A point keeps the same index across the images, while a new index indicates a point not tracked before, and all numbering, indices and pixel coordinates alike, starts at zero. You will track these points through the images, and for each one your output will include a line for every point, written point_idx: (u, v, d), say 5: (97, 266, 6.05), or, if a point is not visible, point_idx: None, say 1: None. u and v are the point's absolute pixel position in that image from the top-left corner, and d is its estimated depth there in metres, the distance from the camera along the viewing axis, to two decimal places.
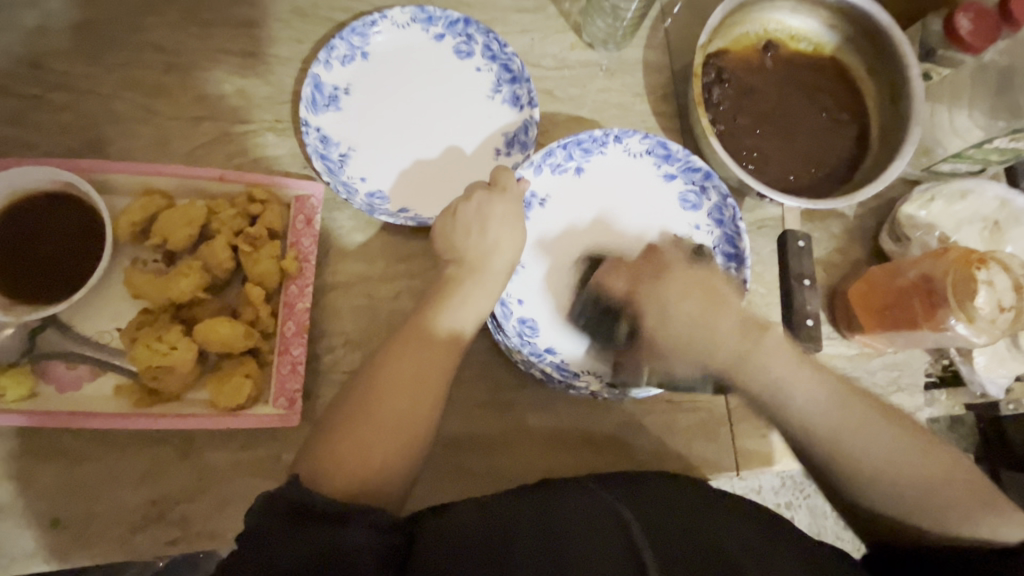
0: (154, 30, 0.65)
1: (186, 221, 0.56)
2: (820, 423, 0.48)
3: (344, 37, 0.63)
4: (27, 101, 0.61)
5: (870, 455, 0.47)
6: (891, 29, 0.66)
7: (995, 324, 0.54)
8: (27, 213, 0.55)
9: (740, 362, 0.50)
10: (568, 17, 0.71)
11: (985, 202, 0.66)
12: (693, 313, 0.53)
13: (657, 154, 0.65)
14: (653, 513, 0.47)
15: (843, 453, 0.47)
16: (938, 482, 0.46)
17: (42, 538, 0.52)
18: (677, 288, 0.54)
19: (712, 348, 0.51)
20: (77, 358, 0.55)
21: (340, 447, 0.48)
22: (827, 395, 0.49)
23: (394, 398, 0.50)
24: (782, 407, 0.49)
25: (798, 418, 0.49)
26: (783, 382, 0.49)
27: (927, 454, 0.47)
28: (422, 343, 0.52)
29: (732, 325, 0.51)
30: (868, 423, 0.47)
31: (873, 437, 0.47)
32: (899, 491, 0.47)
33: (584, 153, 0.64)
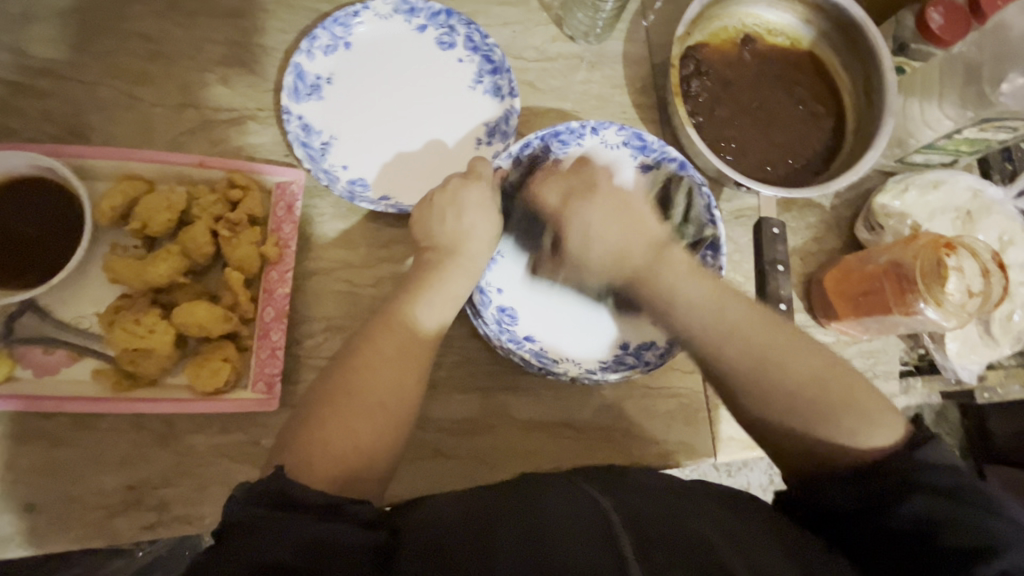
0: (139, 18, 0.65)
1: (166, 205, 0.56)
2: (694, 319, 0.54)
3: (326, 26, 0.64)
4: (10, 87, 0.61)
5: (740, 359, 0.52)
6: (865, 23, 0.68)
7: (964, 309, 0.55)
8: (8, 197, 0.56)
9: (648, 268, 0.57)
10: (550, 10, 0.72)
11: (955, 192, 0.68)
12: (602, 226, 0.60)
13: (634, 145, 0.65)
14: (632, 503, 0.45)
15: (719, 356, 0.53)
16: (809, 383, 0.50)
17: (18, 522, 0.52)
18: (602, 207, 0.61)
19: (623, 247, 0.59)
20: (56, 342, 0.55)
21: (321, 431, 0.48)
22: (706, 292, 0.55)
23: (376, 382, 0.50)
24: (669, 307, 0.55)
25: (687, 320, 0.54)
26: (677, 285, 0.55)
27: (832, 374, 0.50)
28: (402, 328, 0.53)
29: (645, 241, 0.59)
30: (747, 316, 0.53)
31: (744, 318, 0.53)
32: (800, 393, 0.49)
33: (560, 144, 0.64)
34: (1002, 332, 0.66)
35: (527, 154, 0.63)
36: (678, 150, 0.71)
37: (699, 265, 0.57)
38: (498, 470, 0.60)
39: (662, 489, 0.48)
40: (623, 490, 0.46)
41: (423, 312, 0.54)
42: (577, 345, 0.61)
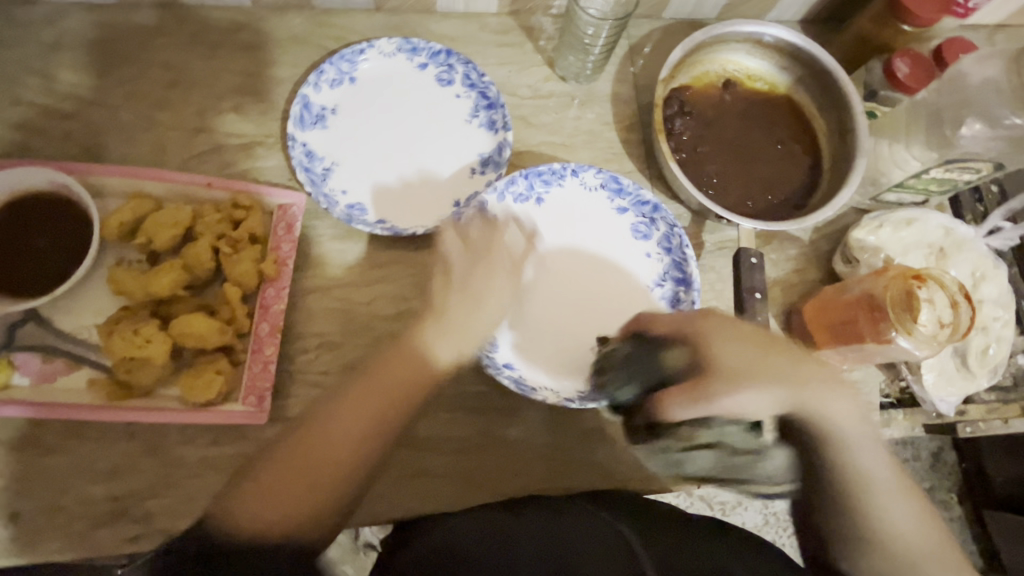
0: (159, 50, 0.70)
1: (172, 222, 0.59)
2: (879, 472, 0.54)
3: (333, 62, 0.69)
4: (35, 111, 0.66)
5: (893, 522, 0.53)
6: (836, 71, 0.72)
7: (934, 339, 0.57)
8: (23, 211, 0.59)
9: (809, 400, 0.54)
10: (544, 52, 0.77)
11: (927, 230, 0.71)
12: (752, 362, 0.53)
13: (611, 188, 0.69)
14: (652, 535, 0.53)
15: (869, 506, 0.54)
16: (935, 551, 0.54)
17: (2, 530, 0.53)
18: (820, 372, 0.55)
19: (843, 423, 0.55)
20: (55, 352, 0.57)
21: (288, 476, 0.49)
22: (883, 457, 0.55)
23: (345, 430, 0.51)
24: (847, 458, 0.54)
25: (858, 467, 0.54)
26: (855, 442, 0.55)
27: (924, 513, 0.55)
28: (385, 372, 0.54)
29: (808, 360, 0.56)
30: (903, 495, 0.54)
31: (912, 501, 0.55)
32: (908, 549, 0.53)
33: (540, 183, 0.68)
34: (978, 364, 0.68)
35: (512, 193, 0.67)
36: (662, 182, 0.74)
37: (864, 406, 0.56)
38: (486, 491, 0.61)
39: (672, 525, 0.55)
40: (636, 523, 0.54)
41: (401, 369, 0.54)
42: (555, 374, 0.63)
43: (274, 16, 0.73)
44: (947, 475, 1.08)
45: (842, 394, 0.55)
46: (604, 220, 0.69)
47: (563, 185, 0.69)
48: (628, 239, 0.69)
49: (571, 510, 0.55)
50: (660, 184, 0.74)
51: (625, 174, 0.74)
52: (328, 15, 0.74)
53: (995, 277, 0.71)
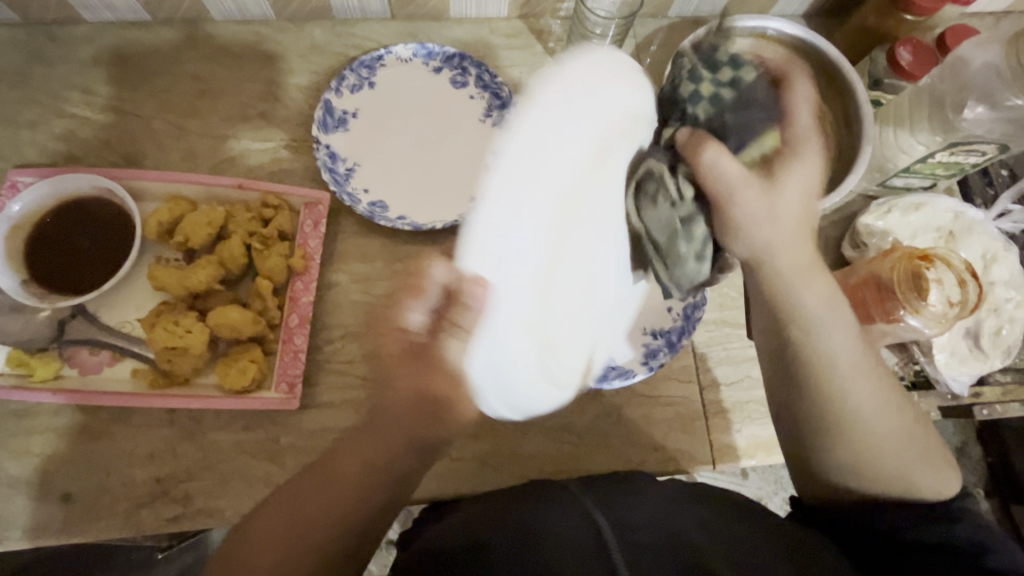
0: (190, 62, 0.74)
1: (206, 221, 0.63)
2: (843, 358, 0.53)
3: (354, 69, 0.73)
4: (77, 122, 0.70)
5: (867, 400, 0.52)
6: (841, 61, 0.74)
7: (944, 318, 0.58)
8: (69, 213, 0.63)
9: (790, 277, 0.53)
10: (553, 53, 0.80)
11: (936, 214, 0.72)
12: (797, 229, 0.53)
13: None
14: (630, 519, 0.52)
15: (841, 411, 0.53)
16: (908, 438, 0.53)
17: (54, 510, 0.57)
18: (803, 177, 0.52)
19: (772, 249, 0.53)
20: (100, 344, 0.61)
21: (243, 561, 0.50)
22: (853, 336, 0.53)
23: (296, 518, 0.51)
24: (808, 332, 0.53)
25: (827, 357, 0.53)
26: (834, 344, 0.53)
27: (898, 411, 0.53)
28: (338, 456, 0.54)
29: (787, 238, 0.53)
30: (877, 401, 0.52)
31: (871, 400, 0.52)
32: (869, 439, 0.52)
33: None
34: (991, 345, 0.69)
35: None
36: None
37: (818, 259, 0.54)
38: (504, 472, 0.63)
39: (662, 499, 0.56)
40: (620, 506, 0.53)
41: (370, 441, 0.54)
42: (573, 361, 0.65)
43: (296, 28, 0.77)
44: (972, 467, 1.12)
45: (803, 253, 0.53)
46: None
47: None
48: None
49: (560, 503, 0.54)
50: None
51: None
52: (347, 25, 0.78)
53: (1006, 259, 0.71)
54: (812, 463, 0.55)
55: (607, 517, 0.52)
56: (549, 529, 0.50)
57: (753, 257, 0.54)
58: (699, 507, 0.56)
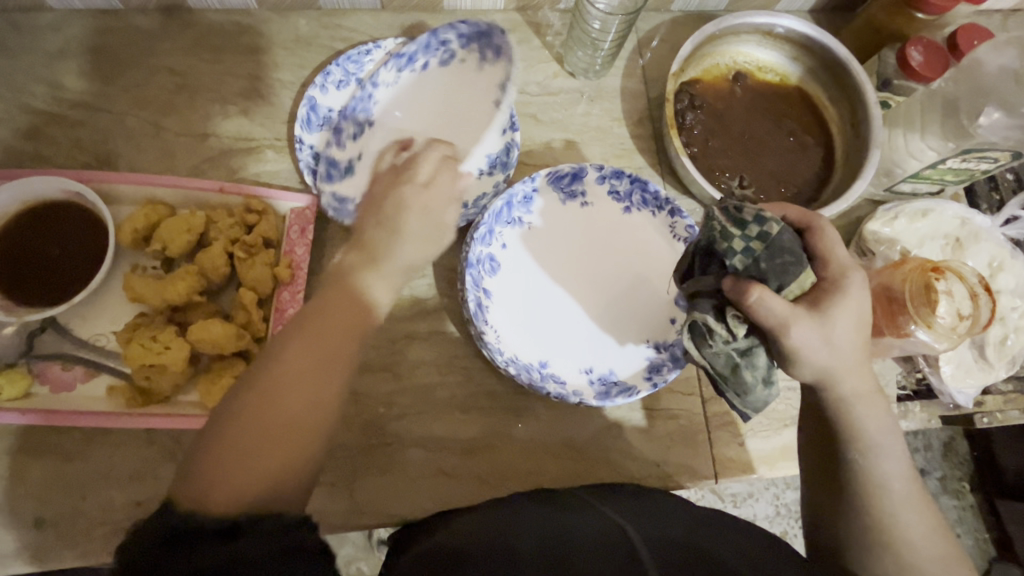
0: (166, 54, 0.69)
1: (185, 227, 0.59)
2: (896, 484, 0.49)
3: (340, 64, 0.68)
4: (44, 118, 0.66)
5: (915, 526, 0.48)
6: (849, 63, 0.71)
7: (952, 331, 0.57)
8: (37, 219, 0.59)
9: (855, 396, 0.48)
10: (551, 48, 0.76)
11: (943, 221, 0.71)
12: (854, 343, 0.47)
13: (614, 183, 0.68)
14: (658, 533, 0.50)
15: (892, 508, 0.48)
16: (951, 560, 0.49)
17: (27, 536, 0.54)
18: (853, 314, 0.46)
19: (841, 366, 0.47)
20: (73, 359, 0.57)
21: (252, 444, 0.42)
22: (890, 424, 0.49)
23: (302, 388, 0.44)
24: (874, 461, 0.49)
25: (884, 473, 0.49)
26: (876, 429, 0.49)
27: (926, 505, 0.50)
28: (332, 304, 0.47)
29: (857, 362, 0.48)
30: (921, 511, 0.49)
31: (922, 504, 0.50)
32: (932, 557, 0.48)
33: (564, 193, 0.68)
34: (996, 356, 0.68)
35: (536, 201, 0.68)
36: (674, 177, 0.74)
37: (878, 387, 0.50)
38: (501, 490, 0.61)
39: (682, 521, 0.53)
40: (645, 520, 0.51)
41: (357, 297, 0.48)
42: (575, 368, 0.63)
43: (280, 18, 0.72)
44: (959, 462, 1.13)
45: (868, 380, 0.49)
46: (619, 225, 0.69)
47: (587, 181, 0.69)
48: (652, 242, 0.68)
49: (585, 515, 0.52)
50: (672, 179, 0.74)
51: (636, 170, 0.73)
52: (334, 16, 0.73)
53: (1013, 267, 0.70)
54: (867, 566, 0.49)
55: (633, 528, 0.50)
56: (577, 535, 0.49)
57: (819, 379, 0.48)
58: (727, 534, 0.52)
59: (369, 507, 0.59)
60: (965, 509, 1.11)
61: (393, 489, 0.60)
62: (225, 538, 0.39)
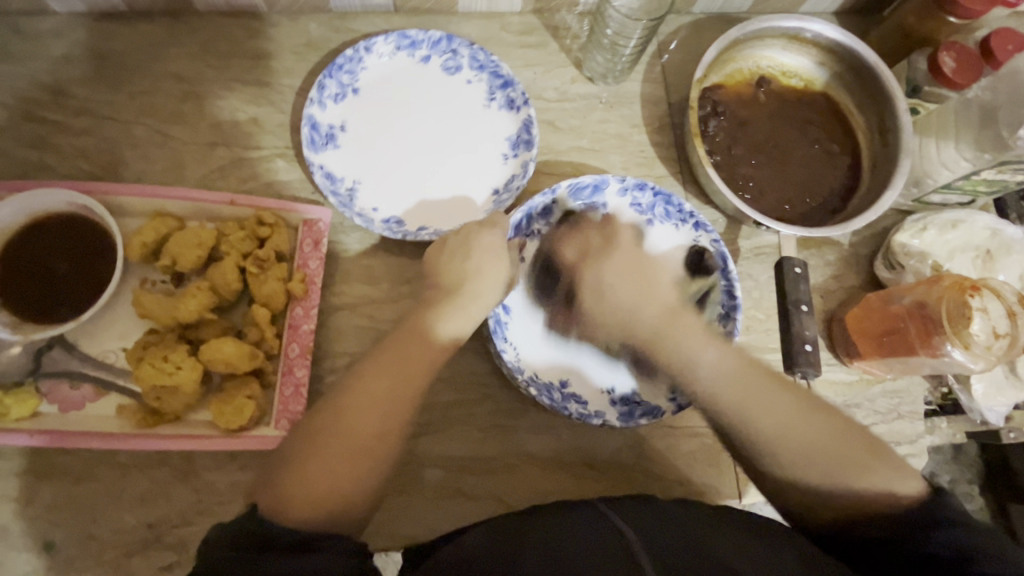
0: (173, 59, 0.67)
1: (195, 242, 0.57)
2: (706, 380, 0.51)
3: (332, 75, 0.65)
4: (49, 127, 0.64)
5: (774, 420, 0.49)
6: (878, 67, 0.69)
7: (990, 351, 0.55)
8: (42, 233, 0.57)
9: (662, 331, 0.53)
10: (569, 51, 0.74)
11: (974, 232, 0.68)
12: (633, 294, 0.55)
13: (636, 193, 0.66)
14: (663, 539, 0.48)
15: (748, 417, 0.49)
16: (828, 437, 0.48)
17: (37, 559, 0.52)
18: (621, 264, 0.58)
19: (636, 313, 0.55)
20: (82, 378, 0.56)
21: (334, 441, 0.47)
22: (728, 361, 0.51)
23: (375, 418, 0.48)
24: (692, 373, 0.51)
25: (706, 387, 0.51)
26: (696, 357, 0.52)
27: (796, 401, 0.50)
28: (411, 343, 0.52)
29: (655, 303, 0.55)
30: (788, 411, 0.49)
31: (783, 408, 0.49)
32: (802, 444, 0.48)
33: (586, 204, 0.66)
34: None
35: (557, 213, 0.65)
36: (695, 186, 0.72)
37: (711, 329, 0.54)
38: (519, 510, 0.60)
39: (689, 516, 0.51)
40: (649, 524, 0.50)
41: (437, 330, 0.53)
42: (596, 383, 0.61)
43: (290, 21, 0.70)
44: None
45: (661, 306, 0.54)
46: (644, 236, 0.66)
47: (610, 191, 0.66)
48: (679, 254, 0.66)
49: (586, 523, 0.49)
50: (694, 188, 0.72)
51: (657, 179, 0.71)
52: (345, 19, 0.71)
53: None
54: (763, 475, 0.50)
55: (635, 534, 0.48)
56: (578, 550, 0.46)
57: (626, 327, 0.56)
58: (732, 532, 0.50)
59: (386, 529, 0.57)
60: None
61: (410, 509, 0.58)
62: (300, 547, 0.42)
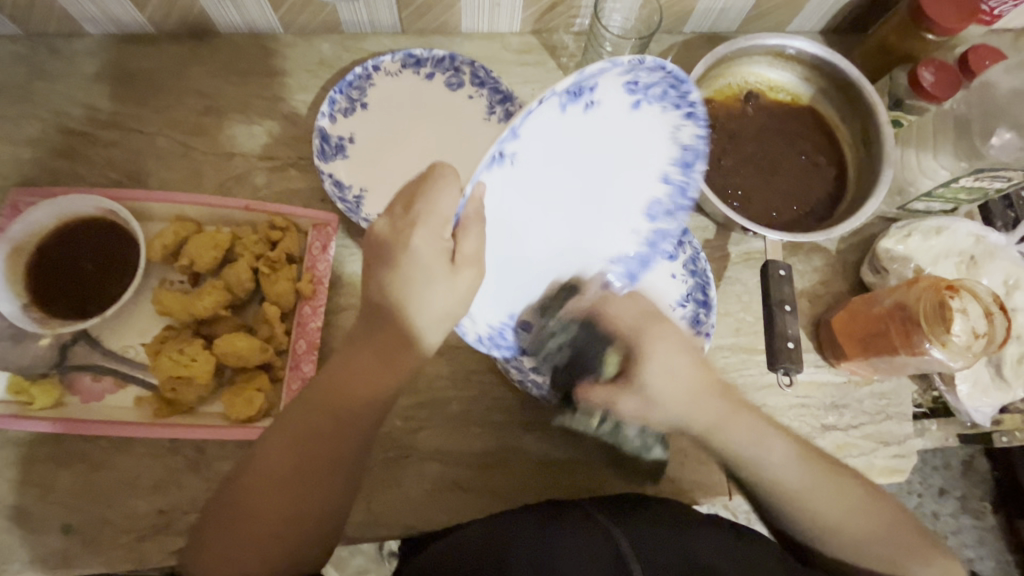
0: (196, 77, 0.72)
1: (212, 244, 0.61)
2: (788, 478, 0.51)
3: (343, 90, 0.69)
4: (80, 139, 0.69)
5: (829, 512, 0.50)
6: (859, 81, 0.72)
7: (968, 349, 0.57)
8: (71, 236, 0.61)
9: (721, 423, 0.53)
10: (566, 69, 0.78)
11: (958, 238, 0.70)
12: (691, 387, 0.53)
13: (623, 77, 0.46)
14: (650, 541, 0.51)
15: (798, 499, 0.51)
16: (886, 530, 0.51)
17: (55, 543, 0.55)
18: (671, 344, 0.55)
19: (689, 412, 0.53)
20: (103, 371, 0.59)
21: (247, 520, 0.46)
22: (792, 452, 0.52)
23: (278, 497, 0.47)
24: (755, 466, 0.52)
25: (772, 473, 0.52)
26: (765, 455, 0.52)
27: (836, 484, 0.51)
28: (311, 418, 0.49)
29: (698, 382, 0.54)
30: (850, 504, 0.51)
31: (833, 492, 0.51)
32: (852, 539, 0.50)
33: (570, 95, 0.45)
34: (1014, 374, 0.67)
35: (534, 118, 0.44)
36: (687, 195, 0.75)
37: (772, 419, 0.54)
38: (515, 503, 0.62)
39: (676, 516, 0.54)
40: (637, 522, 0.52)
41: (361, 374, 0.49)
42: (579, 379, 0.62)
43: (305, 42, 0.75)
44: (980, 481, 1.10)
45: (749, 409, 0.54)
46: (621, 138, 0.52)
47: (606, 81, 0.46)
48: (654, 152, 0.55)
49: (575, 524, 0.52)
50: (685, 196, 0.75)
51: None
52: (355, 40, 0.76)
53: None
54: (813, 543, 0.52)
55: (626, 538, 0.50)
56: (564, 551, 0.49)
57: (684, 425, 0.54)
58: (720, 532, 0.53)
59: (386, 519, 0.60)
60: (985, 530, 1.09)
61: (409, 501, 0.61)
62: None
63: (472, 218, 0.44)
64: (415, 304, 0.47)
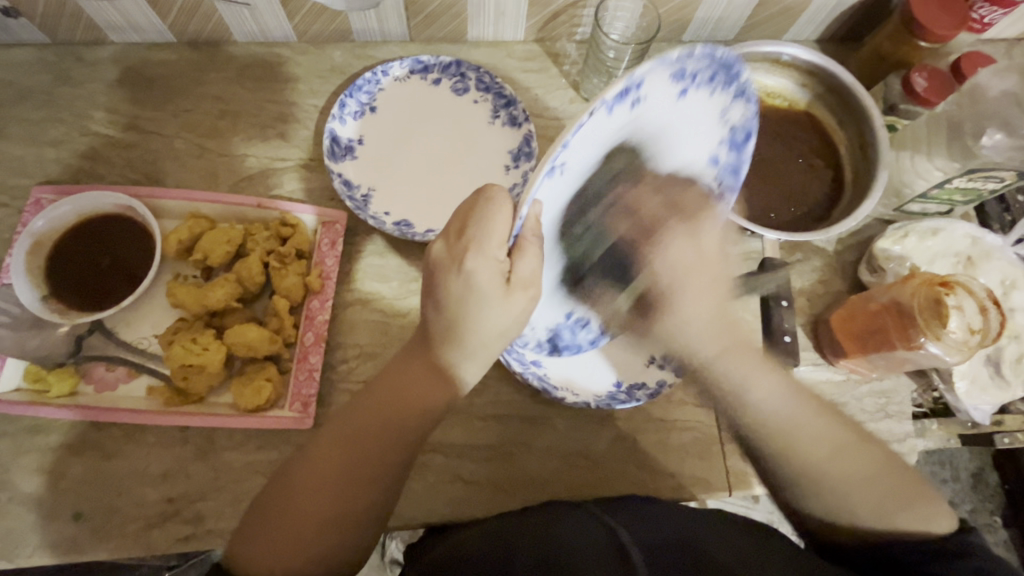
0: (212, 82, 0.75)
1: (225, 238, 0.63)
2: (777, 412, 0.52)
3: (352, 95, 0.72)
4: (101, 140, 0.72)
5: (813, 449, 0.50)
6: (854, 87, 0.74)
7: (964, 345, 0.58)
8: (90, 231, 0.64)
9: (721, 357, 0.54)
10: (568, 76, 0.81)
11: (954, 239, 0.71)
12: (712, 314, 0.54)
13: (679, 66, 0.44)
14: (652, 536, 0.51)
15: (790, 435, 0.51)
16: (876, 472, 0.49)
17: (66, 529, 0.56)
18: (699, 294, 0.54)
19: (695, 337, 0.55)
20: (117, 361, 0.61)
21: (290, 515, 0.47)
22: (784, 389, 0.53)
23: (320, 499, 0.47)
24: (739, 399, 0.53)
25: (754, 409, 0.52)
26: (755, 381, 0.53)
27: (819, 415, 0.52)
28: (353, 416, 0.50)
29: (716, 325, 0.54)
30: (835, 440, 0.50)
31: (816, 433, 0.51)
32: (836, 479, 0.49)
33: (618, 95, 0.41)
34: (1013, 373, 0.67)
35: (587, 124, 0.40)
36: None
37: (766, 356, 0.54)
38: (516, 495, 0.62)
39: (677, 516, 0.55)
40: (637, 521, 0.53)
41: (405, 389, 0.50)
42: (581, 374, 0.64)
43: (317, 50, 0.78)
44: (990, 494, 1.08)
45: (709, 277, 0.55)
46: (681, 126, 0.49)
47: (651, 75, 0.42)
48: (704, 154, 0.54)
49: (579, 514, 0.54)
50: None
51: None
52: (366, 48, 0.79)
53: None
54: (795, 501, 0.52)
55: (626, 532, 0.51)
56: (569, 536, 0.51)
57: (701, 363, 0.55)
58: (725, 529, 0.53)
59: (390, 510, 0.61)
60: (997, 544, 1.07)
61: (413, 492, 0.62)
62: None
63: (531, 235, 0.43)
64: (468, 324, 0.47)
